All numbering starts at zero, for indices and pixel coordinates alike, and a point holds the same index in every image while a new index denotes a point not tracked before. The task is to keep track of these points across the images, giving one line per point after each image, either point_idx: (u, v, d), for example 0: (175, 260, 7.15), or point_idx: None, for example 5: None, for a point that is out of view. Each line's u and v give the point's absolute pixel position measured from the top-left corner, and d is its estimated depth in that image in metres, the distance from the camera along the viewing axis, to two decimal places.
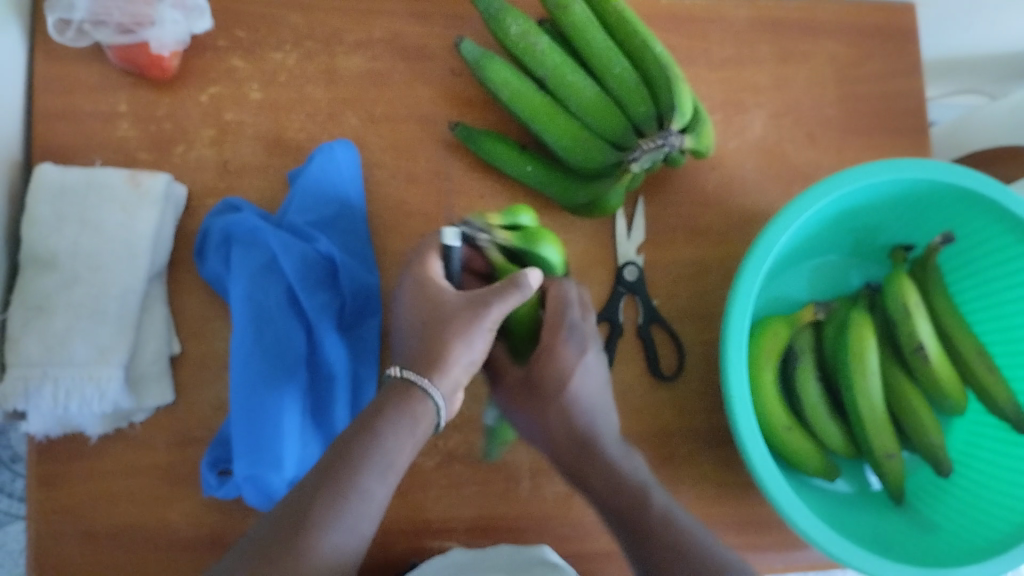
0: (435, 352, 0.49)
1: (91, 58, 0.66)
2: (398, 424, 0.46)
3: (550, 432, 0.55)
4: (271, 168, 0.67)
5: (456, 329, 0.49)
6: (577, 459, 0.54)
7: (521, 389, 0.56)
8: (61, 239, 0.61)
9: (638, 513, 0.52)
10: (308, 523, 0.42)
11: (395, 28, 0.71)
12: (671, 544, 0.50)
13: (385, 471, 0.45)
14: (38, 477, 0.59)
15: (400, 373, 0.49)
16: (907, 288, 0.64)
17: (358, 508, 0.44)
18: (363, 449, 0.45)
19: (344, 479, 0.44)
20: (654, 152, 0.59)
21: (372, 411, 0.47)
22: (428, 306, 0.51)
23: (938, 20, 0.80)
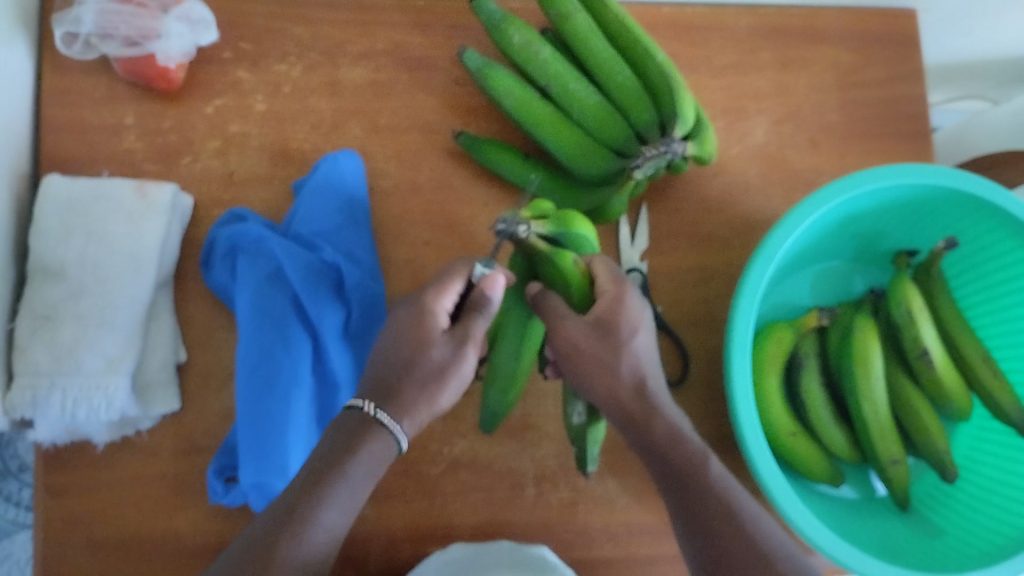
0: (397, 392, 0.50)
1: (98, 70, 0.67)
2: (359, 458, 0.48)
3: (612, 381, 0.50)
4: (276, 178, 0.68)
5: (424, 377, 0.50)
6: (638, 412, 0.50)
7: (589, 335, 0.50)
8: (69, 250, 0.61)
9: (697, 477, 0.49)
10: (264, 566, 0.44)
11: (398, 39, 0.71)
12: (724, 510, 0.48)
13: (344, 502, 0.47)
14: (46, 486, 0.59)
15: (373, 411, 0.49)
16: (911, 292, 0.64)
17: (315, 544, 0.45)
18: (322, 485, 0.47)
19: (301, 517, 0.46)
20: (657, 159, 0.58)
21: (334, 443, 0.49)
22: (403, 343, 0.51)
23: (939, 26, 0.80)
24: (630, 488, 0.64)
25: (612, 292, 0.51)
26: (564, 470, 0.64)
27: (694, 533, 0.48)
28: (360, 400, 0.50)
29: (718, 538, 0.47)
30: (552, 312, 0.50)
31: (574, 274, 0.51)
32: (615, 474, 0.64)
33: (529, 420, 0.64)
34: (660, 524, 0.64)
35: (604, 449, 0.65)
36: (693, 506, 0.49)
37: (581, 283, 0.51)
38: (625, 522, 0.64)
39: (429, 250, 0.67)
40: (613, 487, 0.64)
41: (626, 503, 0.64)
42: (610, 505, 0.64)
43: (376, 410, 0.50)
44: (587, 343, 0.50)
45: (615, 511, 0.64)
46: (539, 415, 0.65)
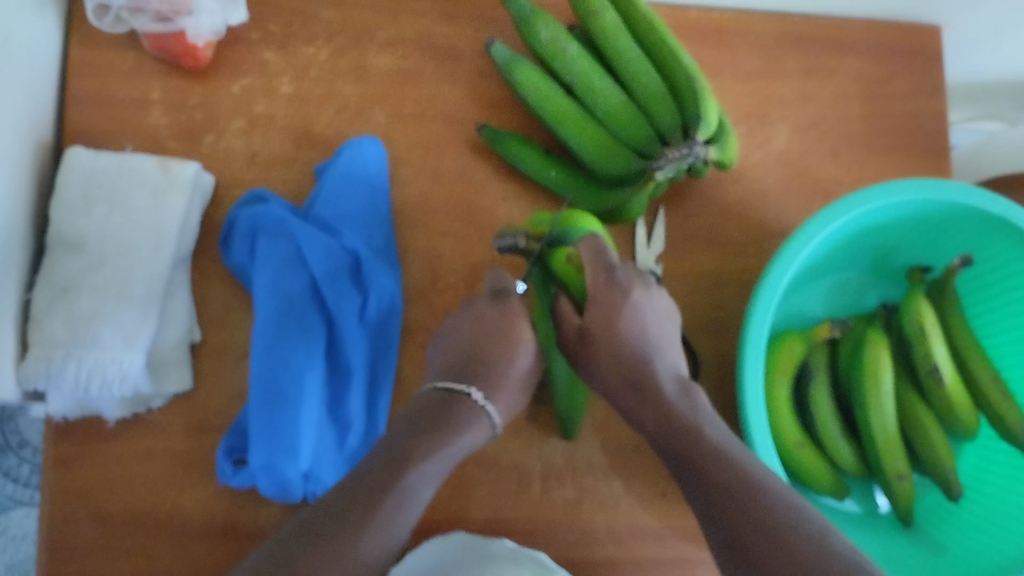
0: (496, 378, 0.53)
1: (125, 46, 0.67)
2: (453, 436, 0.49)
3: (615, 365, 0.52)
4: (298, 161, 0.68)
5: (519, 379, 0.54)
6: (636, 388, 0.52)
7: (576, 337, 0.53)
8: (90, 223, 0.61)
9: (692, 446, 0.48)
10: (366, 513, 0.42)
11: (426, 29, 0.71)
12: (725, 473, 0.46)
13: (435, 473, 0.48)
14: (55, 458, 0.59)
15: (482, 401, 0.52)
16: (924, 309, 0.64)
17: (411, 509, 0.45)
18: (421, 453, 0.47)
19: (398, 476, 0.45)
20: (678, 162, 0.59)
21: (430, 417, 0.50)
22: (498, 338, 0.54)
23: (963, 44, 0.81)
24: (635, 489, 0.65)
25: (597, 290, 0.51)
26: (571, 468, 0.64)
27: (708, 502, 0.45)
28: (463, 385, 0.52)
29: (719, 500, 0.45)
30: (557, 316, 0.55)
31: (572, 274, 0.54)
32: (620, 475, 0.65)
33: (538, 416, 0.65)
34: (664, 526, 0.64)
35: (611, 450, 0.65)
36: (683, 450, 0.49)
37: (580, 280, 0.54)
38: (630, 522, 0.64)
39: (447, 241, 0.68)
40: (617, 487, 0.65)
41: (630, 503, 0.64)
42: (614, 505, 0.64)
43: (482, 398, 0.52)
44: (578, 341, 0.53)
45: (619, 511, 0.64)
46: (549, 412, 0.65)
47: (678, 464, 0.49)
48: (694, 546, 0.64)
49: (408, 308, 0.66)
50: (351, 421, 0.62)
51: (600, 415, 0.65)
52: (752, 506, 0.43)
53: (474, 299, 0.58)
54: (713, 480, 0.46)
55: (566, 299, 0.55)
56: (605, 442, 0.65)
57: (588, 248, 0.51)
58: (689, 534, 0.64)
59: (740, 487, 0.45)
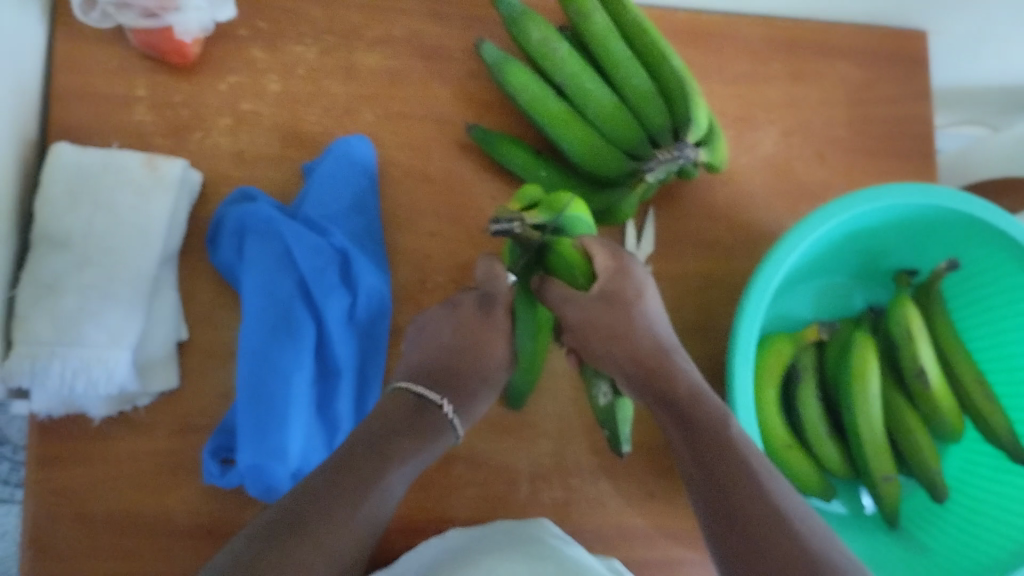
0: (464, 391, 0.54)
1: (111, 40, 0.66)
2: (424, 444, 0.50)
3: (627, 346, 0.52)
4: (285, 160, 0.67)
5: (487, 387, 0.55)
6: (657, 384, 0.51)
7: (595, 306, 0.51)
8: (75, 219, 0.60)
9: (711, 428, 0.48)
10: (350, 505, 0.43)
11: (415, 28, 0.71)
12: (733, 462, 0.46)
13: (408, 474, 0.49)
14: (38, 457, 0.58)
15: (451, 415, 0.53)
16: (912, 313, 0.65)
17: (385, 506, 0.46)
18: (399, 454, 0.48)
19: (378, 475, 0.46)
20: (668, 164, 0.59)
21: (408, 418, 0.51)
22: (471, 346, 0.55)
23: (949, 50, 0.81)
24: (623, 490, 0.65)
25: (611, 269, 0.51)
26: (559, 468, 0.64)
27: (711, 490, 0.46)
28: (435, 395, 0.53)
29: (728, 486, 0.45)
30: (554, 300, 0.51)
31: (574, 260, 0.49)
32: (608, 476, 0.65)
33: (526, 417, 0.64)
34: (651, 527, 0.64)
35: (599, 451, 0.65)
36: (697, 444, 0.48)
37: (584, 266, 0.50)
38: (617, 522, 0.64)
39: (435, 241, 0.67)
40: (605, 488, 0.64)
41: (618, 505, 0.64)
42: (602, 506, 0.64)
43: (452, 412, 0.53)
44: (595, 312, 0.51)
45: (607, 512, 0.64)
46: (537, 413, 0.65)
47: (688, 440, 0.48)
48: (682, 548, 0.64)
49: (396, 308, 0.66)
50: (339, 422, 0.61)
51: (588, 416, 0.65)
52: (754, 498, 0.44)
53: (460, 297, 0.57)
54: (723, 466, 0.46)
55: (561, 284, 0.51)
56: (593, 443, 0.65)
57: (600, 235, 0.51)
58: (677, 534, 0.64)
59: (745, 478, 0.45)
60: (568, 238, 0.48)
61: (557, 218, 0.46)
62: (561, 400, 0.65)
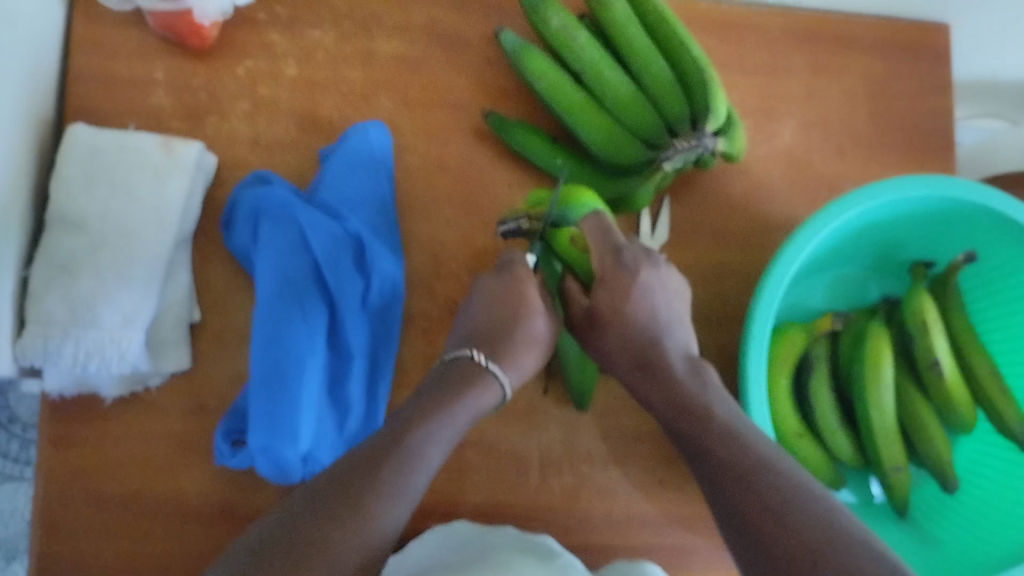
0: (501, 344, 0.53)
1: (129, 22, 0.66)
2: (459, 398, 0.49)
3: (626, 346, 0.53)
4: (302, 145, 0.67)
5: (531, 340, 0.54)
6: (635, 362, 0.53)
7: (586, 322, 0.54)
8: (90, 200, 0.61)
9: (698, 426, 0.49)
10: (370, 482, 0.42)
11: (433, 14, 0.71)
12: (726, 453, 0.47)
13: (445, 441, 0.48)
14: (51, 435, 0.59)
15: (484, 361, 0.52)
16: (927, 305, 0.64)
17: (420, 474, 0.45)
18: (424, 426, 0.47)
19: (402, 444, 0.45)
20: (687, 152, 0.59)
21: (435, 386, 0.50)
22: (504, 305, 0.54)
23: (971, 42, 0.81)
24: (633, 479, 0.65)
25: (604, 276, 0.53)
26: (570, 456, 0.64)
27: (712, 482, 0.46)
28: (467, 350, 0.53)
29: (722, 480, 0.46)
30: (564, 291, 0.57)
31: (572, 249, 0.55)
32: (619, 464, 0.65)
33: (538, 404, 0.65)
34: (661, 516, 0.64)
35: (611, 439, 0.65)
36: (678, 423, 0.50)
37: (585, 263, 0.55)
38: (626, 510, 0.64)
39: (450, 228, 0.67)
40: (616, 477, 0.64)
41: (628, 494, 0.64)
42: (612, 494, 0.64)
43: (487, 361, 0.52)
44: (587, 324, 0.54)
45: (617, 501, 0.64)
46: (549, 401, 0.65)
47: (684, 441, 0.49)
48: (692, 537, 0.64)
49: (409, 294, 0.66)
50: (351, 406, 0.61)
51: (600, 405, 0.65)
52: (752, 482, 0.44)
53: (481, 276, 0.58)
54: (716, 459, 0.47)
55: (572, 282, 0.57)
56: (604, 432, 0.65)
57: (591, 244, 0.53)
58: (687, 524, 0.64)
59: (741, 465, 0.45)
60: (568, 229, 0.55)
61: (556, 212, 0.54)
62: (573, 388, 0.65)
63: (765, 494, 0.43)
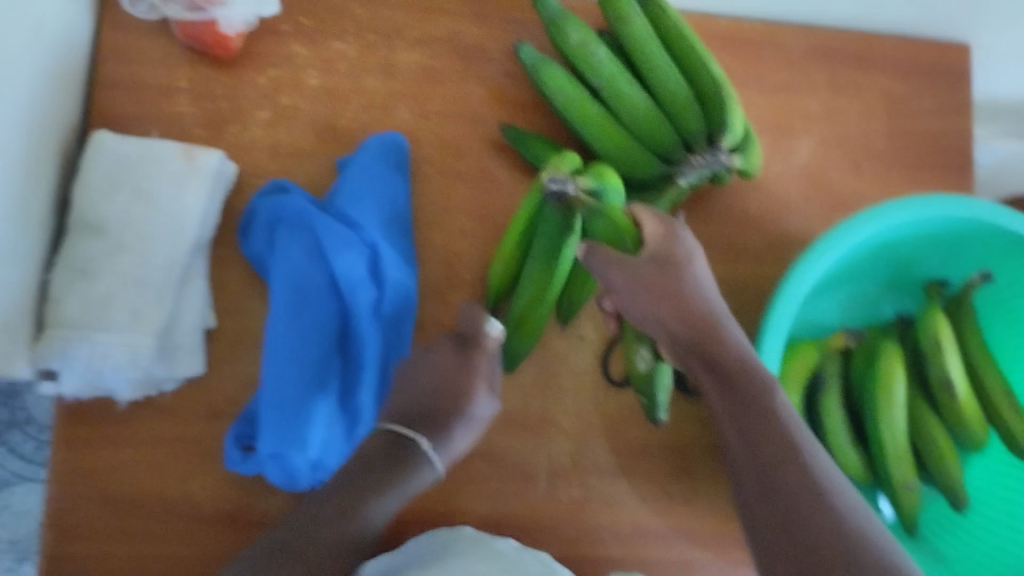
0: (442, 433, 0.54)
1: (155, 30, 0.67)
2: (409, 474, 0.52)
3: (679, 308, 0.51)
4: (321, 154, 0.68)
5: (467, 424, 0.55)
6: (733, 376, 0.50)
7: (652, 270, 0.50)
8: (111, 206, 0.62)
9: (762, 403, 0.48)
10: (317, 558, 0.47)
11: (454, 27, 0.71)
12: (785, 445, 0.47)
13: (392, 504, 0.51)
14: (66, 436, 0.60)
15: (428, 450, 0.53)
16: (942, 324, 0.64)
17: (360, 545, 0.49)
18: (364, 506, 0.50)
19: (353, 517, 0.49)
20: (703, 169, 0.59)
21: (393, 451, 0.52)
22: (455, 386, 0.54)
23: (992, 63, 0.80)
24: (642, 494, 0.64)
25: (655, 237, 0.51)
26: (579, 470, 0.64)
27: (748, 466, 0.47)
28: (410, 431, 0.53)
29: (775, 467, 0.46)
30: (602, 264, 0.49)
31: (623, 225, 0.49)
32: (628, 479, 0.64)
33: (549, 417, 0.65)
34: (669, 532, 0.64)
35: (621, 453, 0.65)
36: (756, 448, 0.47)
37: (629, 232, 0.50)
38: (633, 525, 0.64)
39: (465, 239, 0.68)
40: (625, 491, 0.64)
41: (637, 508, 0.64)
42: (620, 509, 0.64)
43: (429, 447, 0.53)
44: (648, 274, 0.50)
45: (625, 515, 0.64)
46: (560, 413, 0.65)
47: (737, 409, 0.49)
48: (700, 553, 0.64)
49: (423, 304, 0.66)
50: (361, 413, 0.62)
51: (611, 418, 0.65)
52: (798, 483, 0.45)
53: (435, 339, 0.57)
54: (769, 448, 0.47)
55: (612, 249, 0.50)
56: (615, 446, 0.65)
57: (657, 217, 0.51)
58: (694, 540, 0.64)
59: (793, 462, 0.46)
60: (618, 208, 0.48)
61: (599, 184, 0.47)
62: (584, 401, 0.65)
63: (806, 499, 0.44)
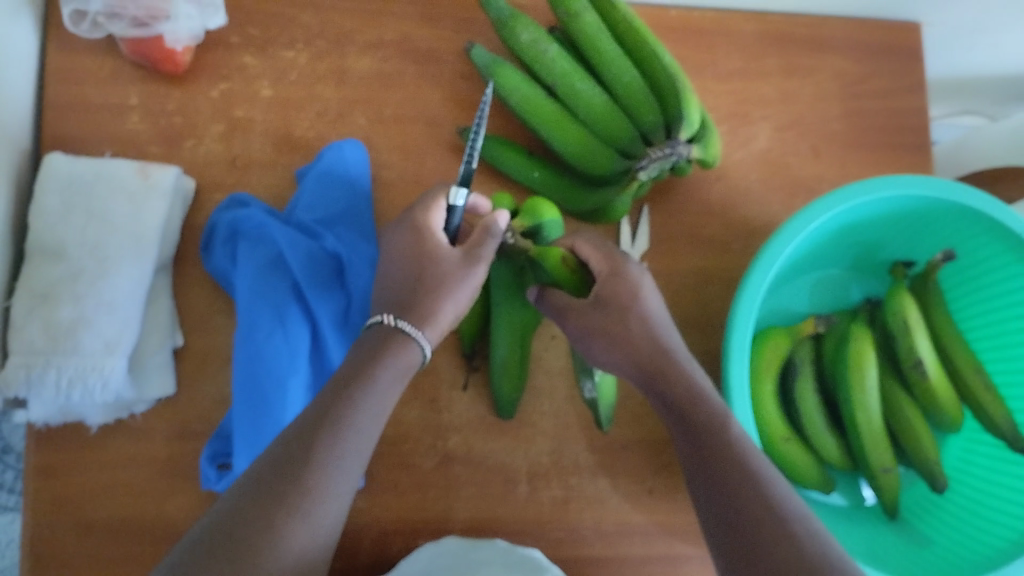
0: (421, 307, 0.50)
1: (103, 49, 0.66)
2: (385, 367, 0.47)
3: (629, 350, 0.51)
4: (280, 165, 0.67)
5: (449, 283, 0.51)
6: (687, 408, 0.49)
7: (593, 315, 0.52)
8: (69, 229, 0.61)
9: (712, 423, 0.48)
10: (305, 459, 0.42)
11: (406, 31, 0.71)
12: (737, 463, 0.46)
13: (377, 408, 0.46)
14: (36, 467, 0.59)
15: (393, 322, 0.50)
16: (908, 304, 0.64)
17: (352, 445, 0.44)
18: (351, 402, 0.45)
19: (336, 416, 0.44)
20: (661, 162, 0.59)
21: (360, 357, 0.48)
22: (421, 257, 0.52)
23: (943, 40, 0.81)
24: (622, 487, 0.64)
25: (606, 269, 0.53)
26: (557, 467, 0.64)
27: (704, 487, 0.46)
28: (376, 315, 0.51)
29: (728, 486, 0.45)
30: None
31: (565, 272, 0.53)
32: (607, 473, 0.65)
33: (524, 416, 0.65)
34: (651, 524, 0.64)
35: (598, 449, 0.65)
36: (709, 474, 0.46)
37: (573, 274, 0.54)
38: (615, 518, 0.64)
39: None
40: (604, 486, 0.64)
41: (618, 502, 0.64)
42: (602, 504, 0.64)
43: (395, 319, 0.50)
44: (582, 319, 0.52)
45: (607, 510, 0.64)
46: (534, 412, 0.65)
47: (689, 431, 0.48)
48: (683, 544, 0.64)
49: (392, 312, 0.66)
50: None
51: (585, 414, 0.65)
52: (752, 499, 0.44)
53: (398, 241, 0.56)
54: (722, 467, 0.46)
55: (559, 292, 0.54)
56: (591, 441, 0.65)
57: (603, 242, 0.55)
58: (677, 531, 0.64)
59: (744, 479, 0.45)
60: (554, 249, 0.53)
61: (535, 222, 0.55)
62: (558, 398, 0.65)
63: (762, 511, 0.43)
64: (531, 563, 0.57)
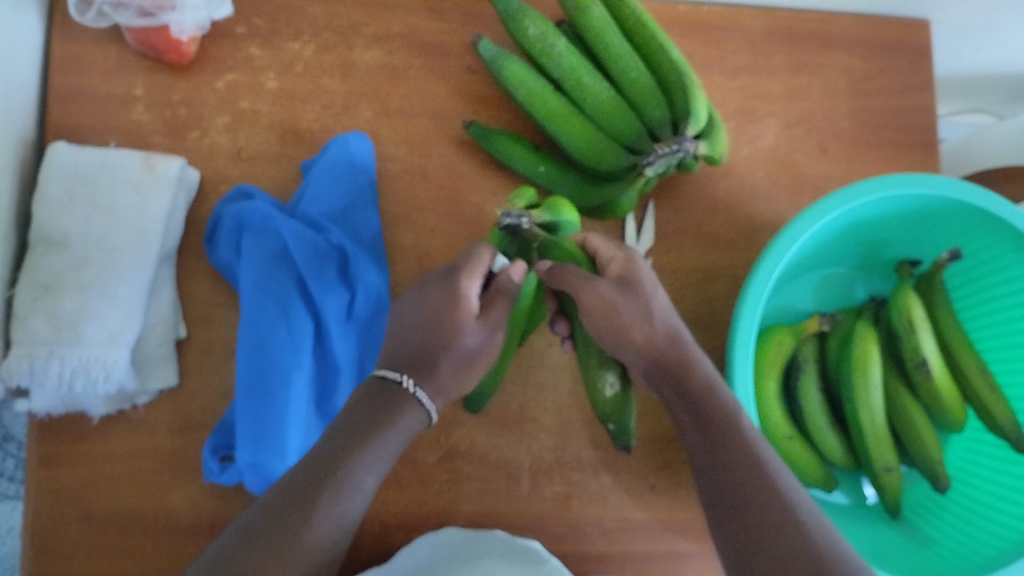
0: (437, 377, 0.51)
1: (109, 38, 0.66)
2: (389, 426, 0.48)
3: (644, 332, 0.51)
4: (285, 157, 0.67)
5: (465, 359, 0.53)
6: (700, 400, 0.49)
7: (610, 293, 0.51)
8: (73, 219, 0.61)
9: (725, 418, 0.48)
10: (305, 516, 0.42)
11: (413, 23, 0.71)
12: (748, 459, 0.46)
13: (378, 468, 0.47)
14: (39, 456, 0.59)
15: (412, 387, 0.50)
16: (913, 303, 0.64)
17: (351, 503, 0.44)
18: (354, 458, 0.46)
19: (340, 471, 0.45)
20: (668, 158, 0.58)
21: (368, 408, 0.48)
22: (445, 324, 0.52)
23: (952, 38, 0.81)
24: (624, 484, 0.64)
25: (620, 260, 0.53)
26: (560, 463, 0.64)
27: (713, 482, 0.46)
28: (395, 373, 0.50)
29: (738, 482, 0.45)
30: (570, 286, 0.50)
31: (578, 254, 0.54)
32: (610, 470, 0.65)
33: (527, 412, 0.64)
34: (654, 521, 0.64)
35: (601, 445, 0.65)
36: (720, 469, 0.46)
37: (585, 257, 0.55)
38: (616, 513, 0.64)
39: (435, 237, 0.67)
40: (607, 482, 0.64)
41: (619, 498, 0.64)
42: (604, 500, 0.64)
43: (413, 386, 0.50)
44: (609, 292, 0.51)
45: (609, 506, 0.64)
46: (538, 408, 0.65)
47: (703, 423, 0.48)
48: (685, 541, 0.64)
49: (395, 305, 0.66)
50: None
51: (588, 411, 0.65)
52: (761, 496, 0.44)
53: (427, 277, 0.55)
54: (732, 462, 0.46)
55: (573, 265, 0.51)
56: (594, 437, 0.65)
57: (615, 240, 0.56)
58: (680, 528, 0.64)
59: (754, 476, 0.45)
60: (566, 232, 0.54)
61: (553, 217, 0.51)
62: (561, 394, 0.65)
63: (770, 508, 0.43)
64: (532, 555, 0.57)
